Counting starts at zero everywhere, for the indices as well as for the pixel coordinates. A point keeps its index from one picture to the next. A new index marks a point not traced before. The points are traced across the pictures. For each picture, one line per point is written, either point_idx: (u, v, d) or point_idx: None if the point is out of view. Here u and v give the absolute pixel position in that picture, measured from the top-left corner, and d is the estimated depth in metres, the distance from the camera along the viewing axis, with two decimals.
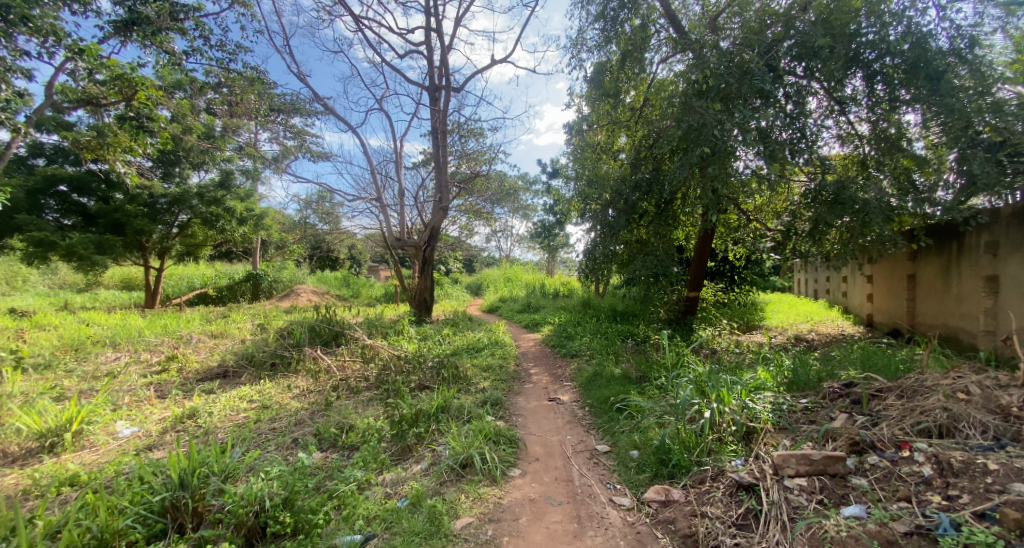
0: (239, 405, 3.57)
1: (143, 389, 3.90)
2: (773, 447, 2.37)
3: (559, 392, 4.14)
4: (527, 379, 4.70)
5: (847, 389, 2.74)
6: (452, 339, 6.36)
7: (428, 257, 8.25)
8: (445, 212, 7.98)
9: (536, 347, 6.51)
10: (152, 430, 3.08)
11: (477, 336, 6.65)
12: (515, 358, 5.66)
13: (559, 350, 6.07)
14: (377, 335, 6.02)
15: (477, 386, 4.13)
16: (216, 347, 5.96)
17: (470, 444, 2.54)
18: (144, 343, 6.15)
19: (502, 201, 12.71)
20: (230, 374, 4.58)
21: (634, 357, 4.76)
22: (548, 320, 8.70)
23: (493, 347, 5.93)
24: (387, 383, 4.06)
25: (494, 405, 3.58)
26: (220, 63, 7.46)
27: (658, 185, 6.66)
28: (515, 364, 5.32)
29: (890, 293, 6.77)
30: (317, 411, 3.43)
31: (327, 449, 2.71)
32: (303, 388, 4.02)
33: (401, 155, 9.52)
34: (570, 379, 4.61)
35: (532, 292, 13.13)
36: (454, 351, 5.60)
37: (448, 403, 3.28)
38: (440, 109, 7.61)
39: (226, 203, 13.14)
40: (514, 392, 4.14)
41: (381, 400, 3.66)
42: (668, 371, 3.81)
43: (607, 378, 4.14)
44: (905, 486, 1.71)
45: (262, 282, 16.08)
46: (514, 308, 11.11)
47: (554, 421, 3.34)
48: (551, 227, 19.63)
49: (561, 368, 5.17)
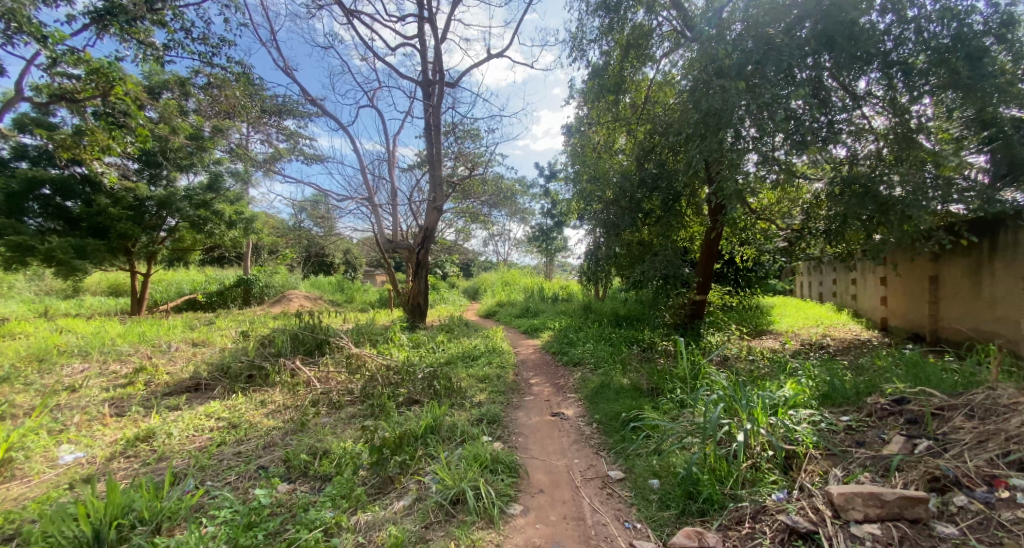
0: (205, 424, 3.14)
1: (99, 407, 3.48)
2: (822, 478, 2.01)
3: (562, 406, 3.76)
4: (527, 391, 4.32)
5: (898, 406, 2.42)
6: (446, 346, 5.99)
7: (422, 259, 7.84)
8: (439, 212, 7.58)
9: (537, 355, 6.11)
10: (98, 456, 2.67)
11: (472, 342, 6.27)
12: (514, 367, 5.29)
13: (560, 357, 5.69)
14: (365, 343, 5.63)
15: (471, 400, 3.75)
16: (193, 357, 5.53)
17: (463, 476, 2.16)
18: (115, 353, 5.72)
19: (499, 204, 12.41)
20: (202, 388, 4.18)
21: (643, 367, 4.39)
22: (548, 326, 8.32)
23: (490, 356, 5.55)
24: (373, 397, 3.68)
25: (490, 423, 3.20)
26: (203, 57, 7.11)
27: (666, 180, 6.28)
28: (514, 374, 4.94)
29: (908, 296, 6.48)
30: (291, 431, 3.02)
31: (295, 480, 2.31)
32: (279, 402, 3.61)
33: (394, 154, 9.20)
34: (573, 390, 4.23)
35: (530, 296, 12.77)
36: (448, 360, 5.23)
37: (439, 422, 2.89)
38: (435, 105, 7.26)
39: (214, 206, 12.72)
40: (513, 406, 3.76)
41: (364, 418, 3.25)
42: (684, 383, 3.44)
43: (615, 390, 3.74)
44: (1014, 539, 1.35)
45: (253, 288, 15.67)
46: (513, 313, 10.73)
47: (559, 441, 2.97)
48: (548, 231, 19.38)
49: (563, 378, 4.78)
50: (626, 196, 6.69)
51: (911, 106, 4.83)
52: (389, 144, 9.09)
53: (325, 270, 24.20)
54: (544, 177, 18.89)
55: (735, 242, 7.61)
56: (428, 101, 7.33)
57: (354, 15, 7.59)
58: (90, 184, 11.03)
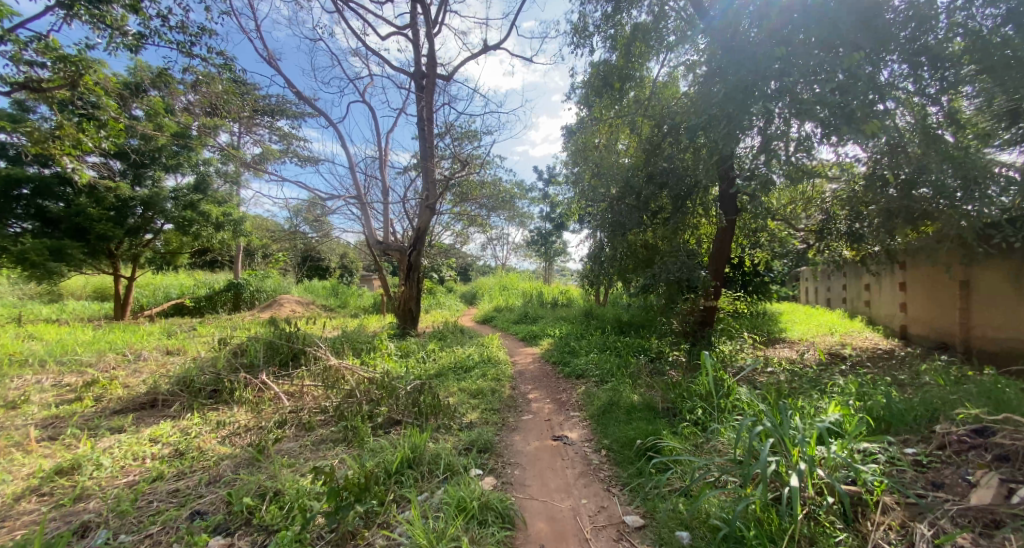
0: (145, 452, 2.67)
1: (29, 429, 3.02)
2: (908, 539, 1.55)
3: (565, 428, 3.30)
4: (525, 408, 3.85)
5: (980, 438, 1.97)
6: (438, 356, 5.54)
7: (414, 262, 7.38)
8: (433, 212, 7.13)
9: (535, 365, 5.63)
10: (2, 496, 2.21)
11: (466, 351, 5.82)
12: (511, 379, 4.84)
13: (561, 368, 5.24)
14: (349, 352, 5.17)
15: (461, 421, 3.29)
16: (160, 367, 5.07)
17: (442, 533, 1.69)
18: (76, 363, 5.25)
19: (497, 207, 12.03)
20: (158, 404, 3.72)
21: (654, 381, 3.94)
22: (547, 332, 7.88)
23: (485, 366, 5.09)
24: (348, 418, 3.21)
25: (482, 450, 2.73)
26: (182, 47, 6.71)
27: (675, 178, 5.85)
28: (510, 387, 4.47)
29: (934, 302, 6.11)
30: (244, 460, 2.56)
31: (231, 533, 1.85)
32: (241, 423, 3.15)
33: (386, 152, 8.77)
34: (577, 408, 3.78)
35: (529, 301, 12.35)
36: (439, 372, 4.77)
37: (420, 453, 2.42)
38: (427, 98, 6.86)
39: (201, 207, 12.25)
40: (508, 428, 3.29)
41: (335, 446, 2.77)
42: (706, 403, 2.98)
43: (627, 410, 3.28)
44: None
45: (243, 292, 15.20)
46: (511, 319, 10.27)
47: (562, 475, 2.50)
48: (548, 235, 19.07)
49: (565, 393, 4.31)
50: (631, 194, 6.25)
51: (942, 97, 4.43)
52: (381, 142, 8.66)
53: (319, 273, 23.74)
54: (542, 180, 18.64)
55: (745, 244, 7.20)
56: (420, 94, 6.92)
57: (342, 5, 7.23)
58: (68, 183, 10.45)
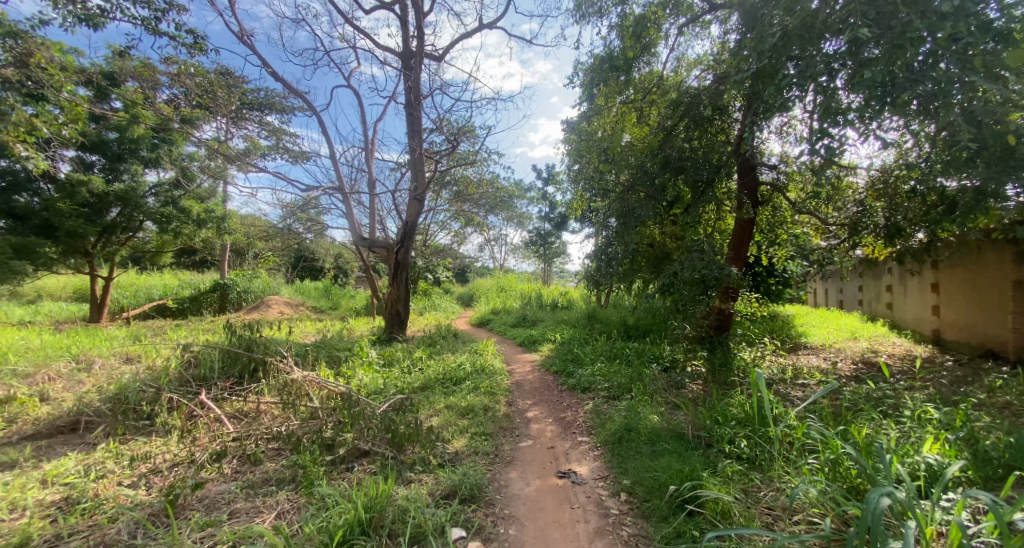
0: (26, 501, 2.05)
1: None
2: None
3: (572, 460, 2.68)
4: (523, 432, 3.20)
5: None
6: (425, 365, 4.92)
7: (402, 260, 6.71)
8: (422, 205, 6.47)
9: (535, 376, 4.98)
10: None
11: (457, 359, 5.21)
12: (507, 392, 4.23)
13: (564, 380, 4.61)
14: (322, 361, 4.54)
15: (444, 452, 2.66)
16: (105, 378, 4.41)
17: None
18: (10, 374, 4.59)
19: (495, 206, 11.46)
20: (80, 428, 3.08)
21: (675, 399, 3.33)
22: (547, 337, 7.28)
23: (477, 378, 4.47)
24: (302, 449, 2.58)
25: (468, 498, 2.10)
26: (146, 23, 6.08)
27: (694, 166, 5.23)
28: (505, 404, 3.84)
29: (978, 305, 5.60)
30: (150, 516, 1.95)
31: None
32: (169, 457, 2.52)
33: (373, 144, 8.11)
34: (584, 431, 3.16)
35: (527, 303, 11.74)
36: (424, 385, 4.15)
37: (380, 510, 1.80)
38: (416, 79, 6.24)
39: (180, 203, 11.56)
40: (502, 460, 2.67)
41: (278, 492, 2.16)
42: (752, 434, 2.36)
43: (651, 440, 2.66)
44: None
45: (230, 293, 14.52)
46: (508, 322, 9.63)
47: (572, 537, 1.87)
48: (547, 236, 18.67)
49: (570, 411, 3.67)
50: (642, 185, 5.61)
51: None
52: (367, 132, 8.00)
53: (312, 274, 23.01)
54: (541, 179, 18.06)
55: (764, 242, 6.59)
56: (407, 76, 6.29)
57: None
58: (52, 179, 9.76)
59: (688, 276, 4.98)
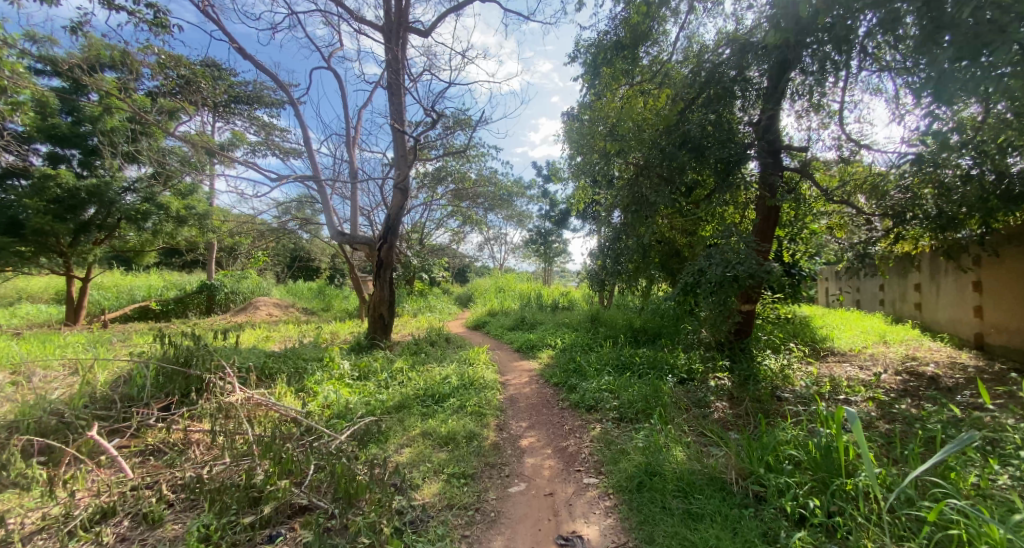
0: None
1: None
2: None
3: (576, 519, 2.03)
4: (514, 470, 2.56)
5: None
6: (407, 376, 4.29)
7: (386, 259, 6.04)
8: (406, 194, 5.77)
9: (533, 390, 4.32)
10: None
11: (445, 369, 4.58)
12: (498, 411, 3.59)
13: (566, 395, 3.97)
14: (284, 375, 3.89)
15: (407, 510, 2.02)
16: (27, 394, 3.74)
17: None
18: None
19: (495, 206, 10.91)
20: None
21: (706, 432, 2.67)
22: (547, 341, 6.64)
23: (465, 393, 3.84)
24: (219, 509, 1.95)
25: None
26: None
27: (716, 146, 4.58)
28: (495, 429, 3.19)
29: None
30: None
31: None
32: (34, 520, 1.92)
33: (355, 134, 7.44)
34: (592, 470, 2.50)
35: (527, 304, 11.11)
36: (401, 405, 3.52)
37: None
38: (399, 53, 5.59)
39: (159, 199, 10.89)
40: (483, 520, 2.03)
41: None
42: (834, 506, 1.71)
43: (681, 493, 2.03)
44: None
45: (217, 294, 13.91)
46: (505, 325, 8.99)
47: None
48: (547, 234, 18.08)
49: (573, 439, 3.01)
50: (655, 169, 4.94)
51: None
52: (349, 121, 7.33)
53: (305, 274, 22.34)
54: (541, 176, 17.38)
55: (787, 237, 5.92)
56: (390, 50, 5.64)
57: None
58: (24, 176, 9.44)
59: (714, 274, 4.30)
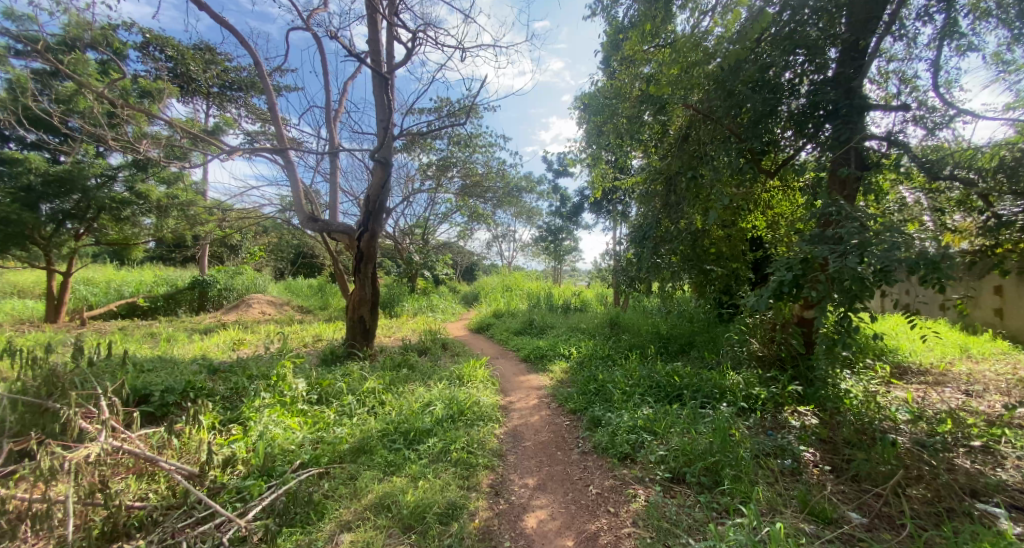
0: None
1: None
2: None
3: None
4: None
5: None
6: (378, 403, 3.30)
7: (366, 250, 5.06)
8: (389, 168, 4.76)
9: (542, 420, 3.30)
10: None
11: (432, 390, 3.58)
12: (495, 459, 2.59)
13: (590, 434, 2.93)
14: (213, 402, 2.92)
15: None
16: None
17: None
18: None
19: (503, 203, 9.97)
20: None
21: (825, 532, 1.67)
22: (561, 349, 5.60)
23: (452, 430, 2.83)
24: None
25: None
26: None
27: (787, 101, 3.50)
28: (490, 494, 2.19)
29: None
30: None
31: None
32: None
33: (337, 111, 6.47)
34: None
35: (534, 305, 10.08)
36: (359, 450, 2.53)
37: None
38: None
39: (142, 187, 10.05)
40: None
41: None
42: None
43: None
44: None
45: (209, 291, 13.12)
46: (510, 328, 7.97)
47: None
48: (558, 230, 16.97)
49: (605, 514, 2.01)
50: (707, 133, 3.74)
51: None
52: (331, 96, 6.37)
53: (305, 270, 21.54)
54: (552, 171, 16.27)
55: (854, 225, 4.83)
56: None
57: None
58: None
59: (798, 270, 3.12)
